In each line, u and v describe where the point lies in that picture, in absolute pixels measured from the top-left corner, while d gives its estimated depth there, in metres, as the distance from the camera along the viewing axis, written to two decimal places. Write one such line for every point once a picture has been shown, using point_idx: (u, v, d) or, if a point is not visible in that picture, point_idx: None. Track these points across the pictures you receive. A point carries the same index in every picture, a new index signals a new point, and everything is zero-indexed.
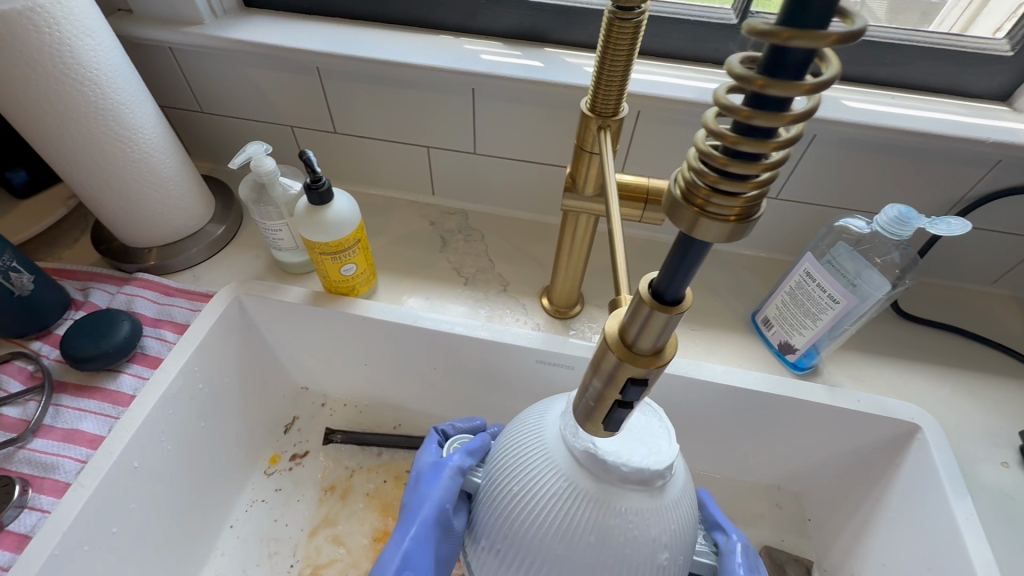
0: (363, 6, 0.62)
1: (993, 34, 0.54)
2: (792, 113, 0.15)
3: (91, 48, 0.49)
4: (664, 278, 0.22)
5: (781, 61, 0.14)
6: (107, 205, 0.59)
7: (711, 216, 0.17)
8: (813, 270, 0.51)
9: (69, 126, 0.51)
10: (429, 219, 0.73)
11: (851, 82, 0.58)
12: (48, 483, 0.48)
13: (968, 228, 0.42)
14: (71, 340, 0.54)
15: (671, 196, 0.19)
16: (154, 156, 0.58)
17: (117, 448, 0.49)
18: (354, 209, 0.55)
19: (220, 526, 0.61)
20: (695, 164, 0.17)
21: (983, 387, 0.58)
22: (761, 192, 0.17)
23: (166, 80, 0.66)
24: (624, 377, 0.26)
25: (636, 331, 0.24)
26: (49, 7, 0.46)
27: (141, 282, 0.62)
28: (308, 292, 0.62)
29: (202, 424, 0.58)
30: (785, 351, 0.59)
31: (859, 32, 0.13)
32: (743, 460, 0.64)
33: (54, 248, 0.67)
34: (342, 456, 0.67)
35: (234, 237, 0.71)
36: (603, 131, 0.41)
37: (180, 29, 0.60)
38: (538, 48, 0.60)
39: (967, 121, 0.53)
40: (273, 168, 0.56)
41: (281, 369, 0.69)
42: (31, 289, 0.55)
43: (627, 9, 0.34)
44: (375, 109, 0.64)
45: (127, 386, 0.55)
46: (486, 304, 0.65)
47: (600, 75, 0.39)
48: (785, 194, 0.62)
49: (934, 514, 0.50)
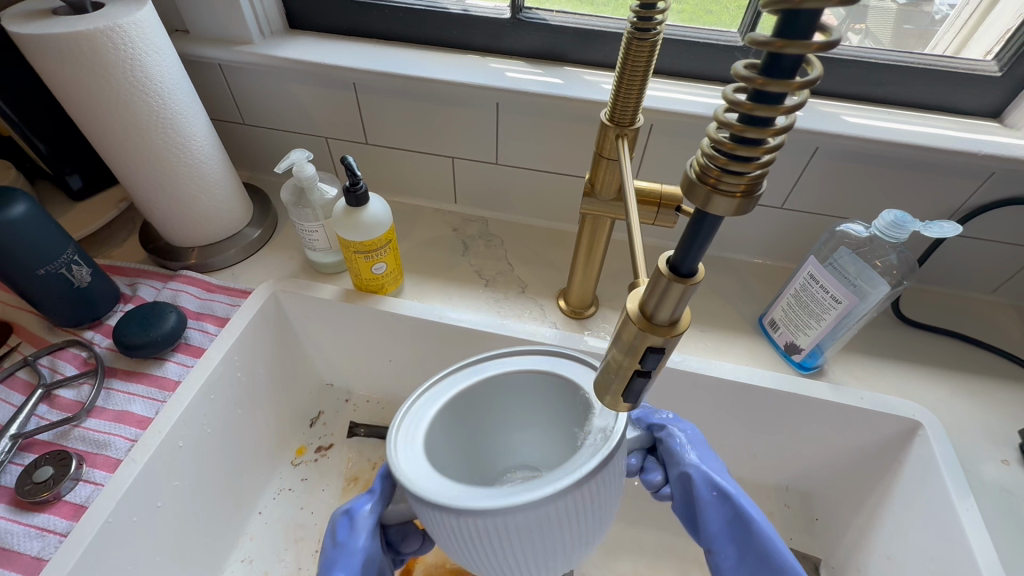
0: (396, 27, 0.68)
1: (984, 56, 0.58)
2: (786, 106, 0.19)
3: (157, 64, 0.55)
4: (679, 252, 0.26)
5: (776, 65, 0.18)
6: (158, 205, 0.64)
7: (722, 193, 0.21)
8: (816, 272, 0.55)
9: (134, 130, 0.56)
10: (452, 225, 0.78)
11: (851, 100, 0.62)
12: (101, 459, 0.52)
13: (959, 231, 0.46)
14: (123, 329, 0.58)
15: (687, 178, 0.22)
16: (203, 161, 0.63)
17: (164, 428, 0.53)
18: (387, 212, 0.59)
19: (250, 511, 0.64)
20: (708, 151, 0.21)
21: (984, 390, 0.61)
22: (763, 171, 0.21)
23: (215, 94, 0.72)
24: (643, 346, 0.30)
25: (655, 302, 0.28)
26: (126, 26, 0.51)
27: (185, 278, 0.67)
28: (339, 290, 0.66)
29: (240, 411, 0.62)
30: (791, 351, 0.61)
31: (837, 41, 0.17)
32: (752, 459, 0.67)
33: (104, 247, 0.72)
34: (365, 449, 0.70)
35: (269, 239, 0.75)
36: (620, 138, 0.45)
37: (232, 48, 0.65)
38: (559, 67, 0.65)
39: (961, 135, 0.57)
40: (312, 174, 0.60)
41: (310, 364, 0.72)
42: (88, 282, 0.59)
43: (644, 30, 0.39)
44: (405, 123, 0.69)
45: (172, 373, 0.59)
46: (505, 305, 0.69)
47: (620, 88, 0.43)
48: (790, 204, 0.66)
49: (937, 508, 0.52)
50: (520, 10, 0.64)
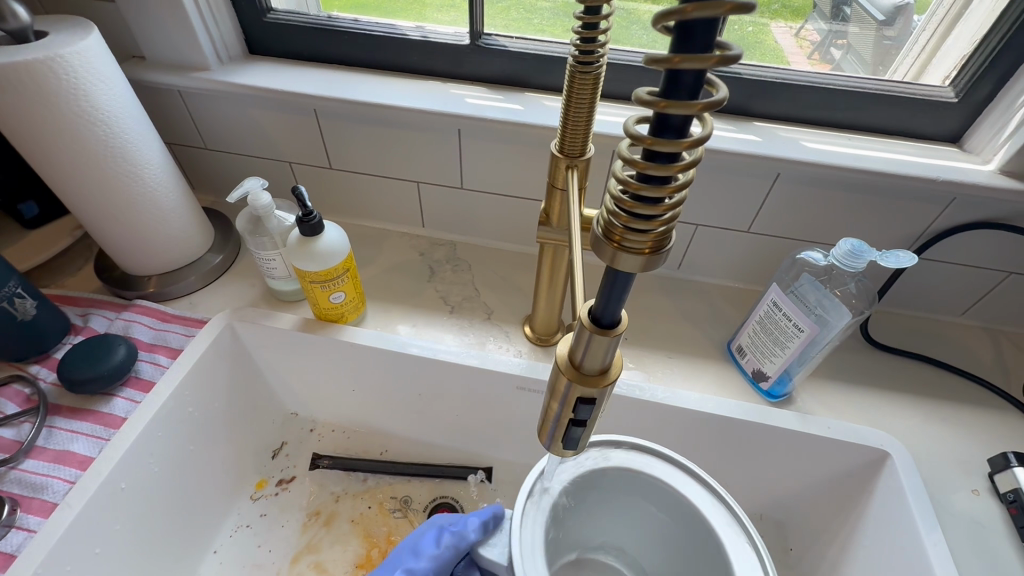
0: (358, 53, 0.67)
1: (941, 81, 0.58)
2: (681, 163, 0.18)
3: (105, 93, 0.53)
4: (600, 303, 0.24)
5: (664, 123, 0.17)
6: (110, 235, 0.62)
7: (627, 250, 0.20)
8: (779, 300, 0.54)
9: (80, 161, 0.55)
10: (418, 249, 0.77)
11: (813, 125, 0.62)
12: (37, 503, 0.49)
13: (915, 261, 0.45)
14: (69, 363, 0.56)
15: (594, 233, 0.21)
16: (158, 189, 0.62)
17: (106, 469, 0.51)
18: (344, 241, 0.58)
19: (204, 550, 0.62)
20: (612, 207, 0.20)
21: (953, 416, 0.60)
22: (668, 227, 0.20)
23: (174, 119, 0.71)
24: (574, 397, 0.28)
25: (582, 352, 0.27)
26: (68, 56, 0.49)
27: (139, 308, 0.65)
28: (298, 319, 0.64)
29: (191, 447, 0.60)
30: (758, 379, 0.60)
31: (724, 99, 0.16)
32: (724, 489, 0.65)
33: (59, 276, 0.70)
34: (328, 481, 0.68)
35: (231, 266, 0.74)
36: (571, 170, 0.44)
37: (189, 74, 0.64)
38: (520, 92, 0.65)
39: (919, 160, 0.57)
40: (268, 203, 0.59)
41: (271, 394, 0.70)
42: (33, 315, 0.57)
43: (586, 63, 0.38)
44: (367, 148, 0.68)
45: (119, 409, 0.56)
46: (471, 332, 0.67)
47: (568, 119, 0.42)
48: (756, 228, 0.65)
49: (906, 543, 0.50)
50: (480, 36, 0.63)
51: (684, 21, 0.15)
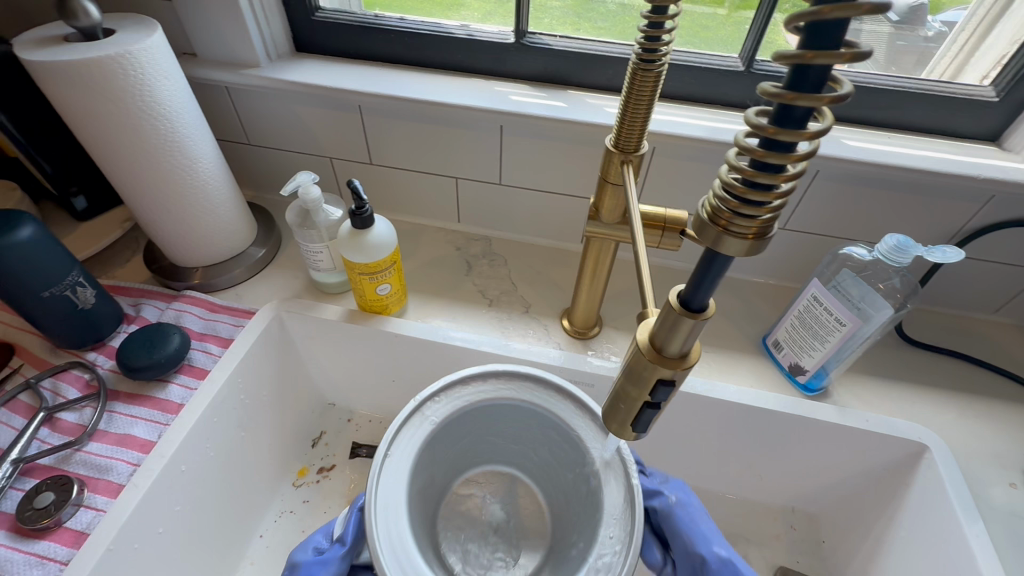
0: (402, 51, 0.69)
1: (980, 81, 0.59)
2: (798, 153, 0.19)
3: (166, 89, 0.55)
4: (691, 288, 0.26)
5: (788, 115, 0.18)
6: (162, 227, 0.64)
7: (733, 235, 0.21)
8: (819, 294, 0.55)
9: (140, 155, 0.56)
10: (455, 244, 0.78)
11: (851, 123, 0.63)
12: (103, 483, 0.51)
13: (962, 256, 0.46)
14: (126, 351, 0.58)
15: (698, 218, 0.23)
16: (208, 183, 0.64)
17: (168, 452, 0.53)
18: (392, 234, 0.59)
19: (251, 534, 0.64)
20: (720, 193, 0.21)
21: (988, 411, 0.61)
22: (774, 215, 0.21)
23: (220, 115, 0.73)
24: (654, 379, 0.30)
25: (666, 335, 0.28)
26: (136, 53, 0.51)
27: (189, 299, 0.67)
28: (343, 310, 0.66)
29: (242, 433, 0.62)
30: (795, 372, 0.61)
31: (849, 94, 0.17)
32: (758, 481, 0.66)
33: (108, 266, 0.72)
34: (368, 469, 0.69)
35: (273, 259, 0.76)
36: (625, 165, 0.46)
37: (239, 71, 0.66)
38: (562, 90, 0.66)
39: (960, 159, 0.57)
40: (318, 196, 0.61)
41: (312, 384, 0.72)
42: (92, 304, 0.59)
43: (650, 60, 0.39)
44: (410, 145, 0.70)
45: (175, 396, 0.58)
46: (509, 325, 0.69)
47: (625, 115, 0.44)
48: (793, 225, 0.66)
49: (947, 533, 0.51)
50: (524, 34, 0.64)
51: (816, 21, 0.17)
